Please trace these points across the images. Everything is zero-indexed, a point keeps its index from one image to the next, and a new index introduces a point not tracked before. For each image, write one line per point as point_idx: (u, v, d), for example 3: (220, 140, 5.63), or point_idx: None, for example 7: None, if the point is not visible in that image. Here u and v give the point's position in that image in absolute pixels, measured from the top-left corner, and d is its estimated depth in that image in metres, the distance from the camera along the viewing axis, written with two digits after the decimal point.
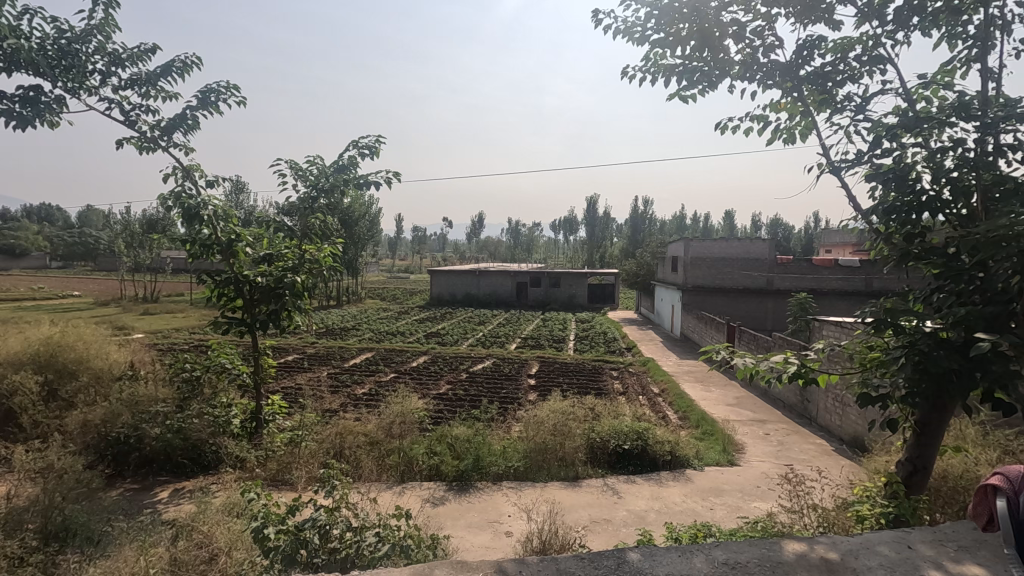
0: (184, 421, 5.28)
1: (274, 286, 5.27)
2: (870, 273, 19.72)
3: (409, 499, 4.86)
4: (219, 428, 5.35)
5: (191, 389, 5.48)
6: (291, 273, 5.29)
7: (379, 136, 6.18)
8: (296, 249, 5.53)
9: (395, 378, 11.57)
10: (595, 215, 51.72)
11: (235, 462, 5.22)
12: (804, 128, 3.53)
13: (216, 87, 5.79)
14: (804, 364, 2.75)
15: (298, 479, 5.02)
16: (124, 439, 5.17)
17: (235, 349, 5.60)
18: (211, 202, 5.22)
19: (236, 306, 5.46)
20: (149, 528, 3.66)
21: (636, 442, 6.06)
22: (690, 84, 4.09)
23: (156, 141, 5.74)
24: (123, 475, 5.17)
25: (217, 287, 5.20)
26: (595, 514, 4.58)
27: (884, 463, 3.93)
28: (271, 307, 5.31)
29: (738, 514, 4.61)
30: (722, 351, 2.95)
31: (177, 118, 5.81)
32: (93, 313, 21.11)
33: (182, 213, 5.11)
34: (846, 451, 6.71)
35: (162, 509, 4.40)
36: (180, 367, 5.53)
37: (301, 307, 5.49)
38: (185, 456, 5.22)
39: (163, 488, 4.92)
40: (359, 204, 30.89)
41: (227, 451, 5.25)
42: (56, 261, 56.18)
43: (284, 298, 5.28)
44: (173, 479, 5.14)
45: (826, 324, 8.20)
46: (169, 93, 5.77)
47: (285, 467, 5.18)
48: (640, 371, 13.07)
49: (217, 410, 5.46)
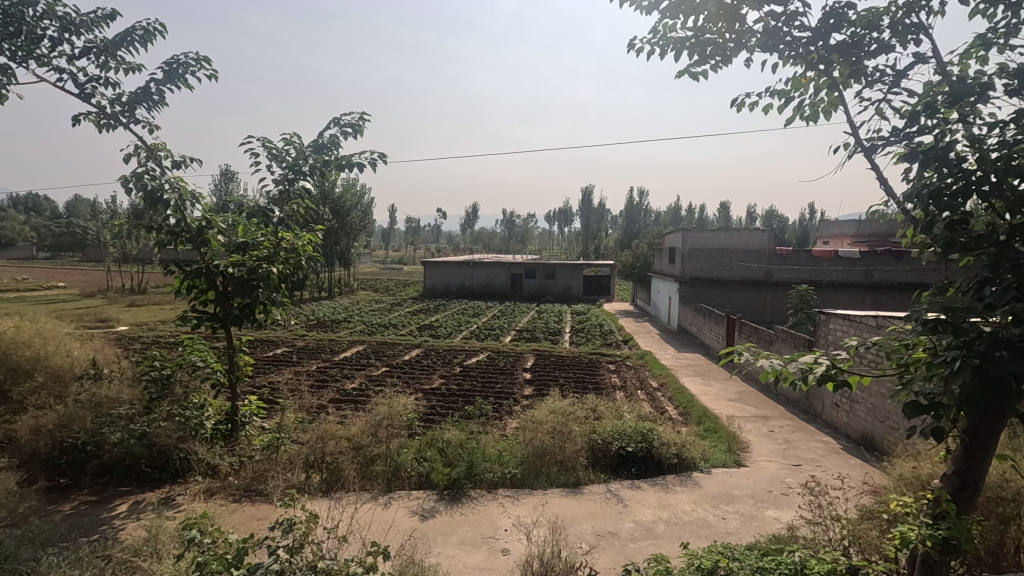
0: (151, 425, 4.97)
1: (247, 278, 4.91)
2: (870, 265, 19.45)
3: (397, 512, 4.56)
4: (187, 433, 5.04)
5: (160, 389, 5.15)
6: (266, 263, 4.93)
7: (362, 112, 5.87)
8: (273, 237, 5.18)
9: (385, 373, 11.30)
10: (590, 206, 51.34)
11: (207, 469, 4.95)
12: (830, 106, 3.21)
13: (183, 59, 5.46)
14: (835, 365, 2.44)
15: (273, 490, 4.79)
16: (81, 446, 4.88)
17: (208, 345, 5.24)
18: (175, 183, 4.86)
19: (209, 299, 5.16)
20: (80, 562, 3.25)
21: (640, 444, 5.78)
22: (701, 58, 3.76)
23: (117, 116, 5.39)
24: (80, 484, 4.86)
25: (187, 278, 4.88)
26: (600, 526, 4.32)
27: (913, 472, 3.68)
28: (246, 301, 4.96)
29: (753, 526, 4.35)
30: (746, 354, 2.60)
31: (141, 92, 5.48)
32: (77, 305, 20.69)
33: (145, 195, 4.72)
34: (855, 450, 6.48)
35: (115, 529, 4.08)
36: (148, 365, 5.20)
37: (278, 300, 5.16)
38: (150, 465, 4.92)
39: (123, 500, 4.61)
40: (349, 194, 30.45)
41: (196, 458, 4.96)
42: (44, 252, 55.02)
43: (259, 291, 4.94)
44: (136, 489, 4.87)
45: (833, 317, 7.93)
46: (131, 64, 5.42)
47: (259, 474, 4.92)
48: (638, 365, 12.82)
49: (188, 411, 5.10)
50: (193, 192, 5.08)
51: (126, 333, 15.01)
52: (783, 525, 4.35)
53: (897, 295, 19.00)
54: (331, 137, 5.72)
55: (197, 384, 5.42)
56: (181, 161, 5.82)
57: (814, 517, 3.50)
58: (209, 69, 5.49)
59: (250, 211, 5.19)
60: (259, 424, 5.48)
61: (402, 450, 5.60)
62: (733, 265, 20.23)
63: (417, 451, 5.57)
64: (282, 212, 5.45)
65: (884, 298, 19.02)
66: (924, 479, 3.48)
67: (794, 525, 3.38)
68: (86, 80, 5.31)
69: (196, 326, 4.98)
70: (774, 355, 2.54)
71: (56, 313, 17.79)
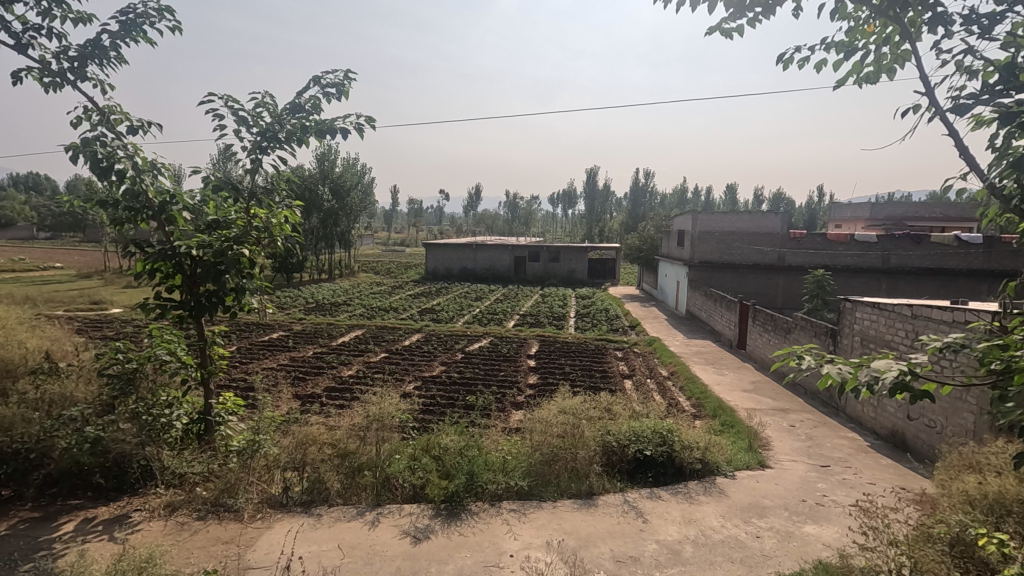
0: (108, 429, 4.52)
1: (215, 262, 4.43)
2: (887, 250, 18.86)
3: (384, 533, 4.21)
4: (151, 435, 4.66)
5: (124, 384, 4.67)
6: (235, 245, 4.45)
7: (347, 71, 5.52)
8: (246, 215, 4.76)
9: (385, 359, 10.95)
10: (594, 188, 50.47)
11: (173, 478, 4.68)
12: (898, 61, 2.74)
13: (141, 9, 5.00)
14: (912, 370, 2.01)
15: (243, 506, 4.45)
16: (22, 453, 4.42)
17: (177, 336, 4.88)
18: (130, 149, 4.39)
19: (175, 284, 4.72)
20: None
21: (659, 448, 5.37)
22: (738, 10, 3.28)
23: (61, 74, 4.91)
24: (25, 496, 4.48)
25: (149, 261, 4.47)
26: (620, 550, 3.95)
27: (980, 491, 3.29)
28: (214, 286, 4.51)
29: (791, 547, 3.97)
30: (808, 357, 2.16)
31: (91, 48, 5.02)
32: (73, 286, 20.40)
33: (94, 167, 4.26)
34: (885, 448, 6.13)
35: (57, 554, 3.74)
36: (109, 358, 4.70)
37: (249, 286, 4.67)
38: (104, 476, 4.59)
39: (70, 517, 4.25)
40: (349, 173, 29.76)
41: (160, 465, 4.68)
42: (44, 232, 54.78)
43: (227, 276, 4.46)
44: (87, 503, 4.52)
45: (859, 305, 7.48)
46: (80, 14, 4.94)
47: (229, 486, 4.59)
48: (646, 352, 12.46)
49: (155, 409, 4.70)
50: (154, 161, 4.68)
51: (119, 317, 14.75)
52: (825, 546, 3.97)
53: (914, 282, 18.46)
54: (310, 98, 5.42)
55: (166, 379, 5.01)
56: (138, 125, 5.42)
57: (866, 542, 3.18)
58: (172, 20, 5.05)
59: (218, 185, 4.70)
60: (235, 424, 5.17)
61: (394, 457, 5.22)
62: (743, 249, 19.73)
63: (411, 457, 5.15)
64: (259, 182, 5.07)
65: (899, 284, 18.59)
66: (999, 505, 3.08)
67: (846, 554, 3.05)
68: (23, 30, 4.82)
69: (160, 314, 4.58)
70: (844, 361, 2.10)
71: (50, 294, 17.53)
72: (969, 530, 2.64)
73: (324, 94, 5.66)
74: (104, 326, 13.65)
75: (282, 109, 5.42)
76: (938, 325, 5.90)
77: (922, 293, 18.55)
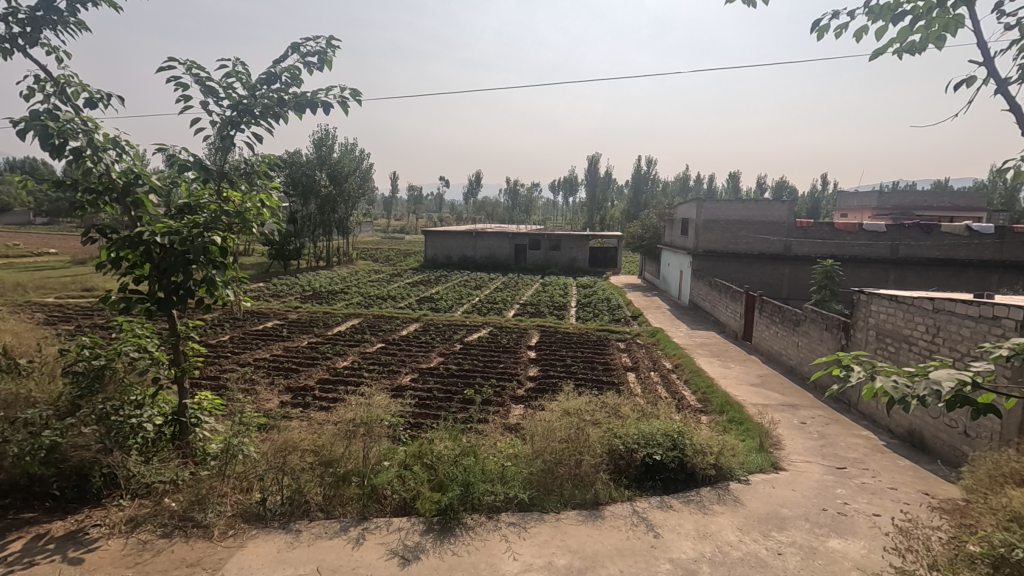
0: (69, 433, 4.28)
1: (182, 251, 4.14)
2: (895, 238, 18.57)
3: (368, 553, 3.98)
4: (117, 441, 4.41)
5: (90, 382, 4.47)
6: (204, 232, 4.15)
7: (332, 38, 5.20)
8: (218, 202, 4.44)
9: (379, 349, 10.73)
10: (596, 176, 50.00)
11: (139, 487, 4.41)
12: (950, 23, 2.42)
13: None
14: (979, 381, 1.76)
15: (214, 522, 4.22)
16: None
17: (148, 330, 4.66)
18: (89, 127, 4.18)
19: (143, 275, 4.46)
20: None
21: (671, 454, 5.11)
22: None
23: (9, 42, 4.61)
24: None
25: (113, 250, 4.18)
26: (630, 571, 3.73)
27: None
28: (181, 279, 4.22)
29: (816, 566, 3.75)
30: (858, 367, 1.90)
31: (45, 12, 4.74)
32: (66, 273, 20.04)
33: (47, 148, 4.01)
34: (902, 448, 5.92)
35: None
36: (76, 355, 4.51)
37: (222, 278, 4.37)
38: (62, 486, 4.35)
39: (22, 533, 3.99)
40: (348, 158, 29.28)
41: (125, 473, 4.40)
42: (41, 218, 54.46)
43: (197, 267, 4.19)
44: (44, 515, 4.27)
45: (875, 298, 7.19)
46: None
47: (200, 498, 4.37)
48: (648, 343, 12.22)
49: (123, 410, 4.51)
50: (116, 142, 4.43)
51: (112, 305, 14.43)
52: (853, 565, 3.74)
53: (922, 273, 18.22)
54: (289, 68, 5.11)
55: (137, 376, 4.77)
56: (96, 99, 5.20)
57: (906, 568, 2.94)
58: None
59: (186, 168, 4.39)
60: (212, 425, 5.07)
61: (384, 462, 5.00)
62: (748, 238, 19.43)
63: (401, 466, 4.92)
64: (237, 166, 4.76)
65: (908, 275, 18.34)
66: None
67: None
68: None
69: (126, 309, 4.33)
70: (898, 370, 1.85)
71: (41, 281, 17.21)
72: (1019, 551, 2.45)
73: (306, 63, 5.35)
74: (95, 316, 13.35)
75: (257, 80, 5.12)
76: (963, 321, 5.64)
77: (931, 284, 18.31)
